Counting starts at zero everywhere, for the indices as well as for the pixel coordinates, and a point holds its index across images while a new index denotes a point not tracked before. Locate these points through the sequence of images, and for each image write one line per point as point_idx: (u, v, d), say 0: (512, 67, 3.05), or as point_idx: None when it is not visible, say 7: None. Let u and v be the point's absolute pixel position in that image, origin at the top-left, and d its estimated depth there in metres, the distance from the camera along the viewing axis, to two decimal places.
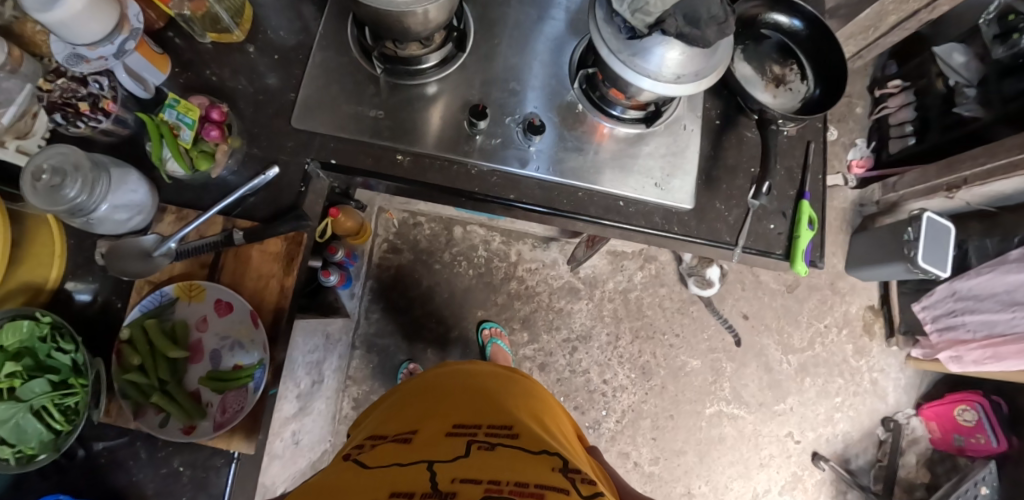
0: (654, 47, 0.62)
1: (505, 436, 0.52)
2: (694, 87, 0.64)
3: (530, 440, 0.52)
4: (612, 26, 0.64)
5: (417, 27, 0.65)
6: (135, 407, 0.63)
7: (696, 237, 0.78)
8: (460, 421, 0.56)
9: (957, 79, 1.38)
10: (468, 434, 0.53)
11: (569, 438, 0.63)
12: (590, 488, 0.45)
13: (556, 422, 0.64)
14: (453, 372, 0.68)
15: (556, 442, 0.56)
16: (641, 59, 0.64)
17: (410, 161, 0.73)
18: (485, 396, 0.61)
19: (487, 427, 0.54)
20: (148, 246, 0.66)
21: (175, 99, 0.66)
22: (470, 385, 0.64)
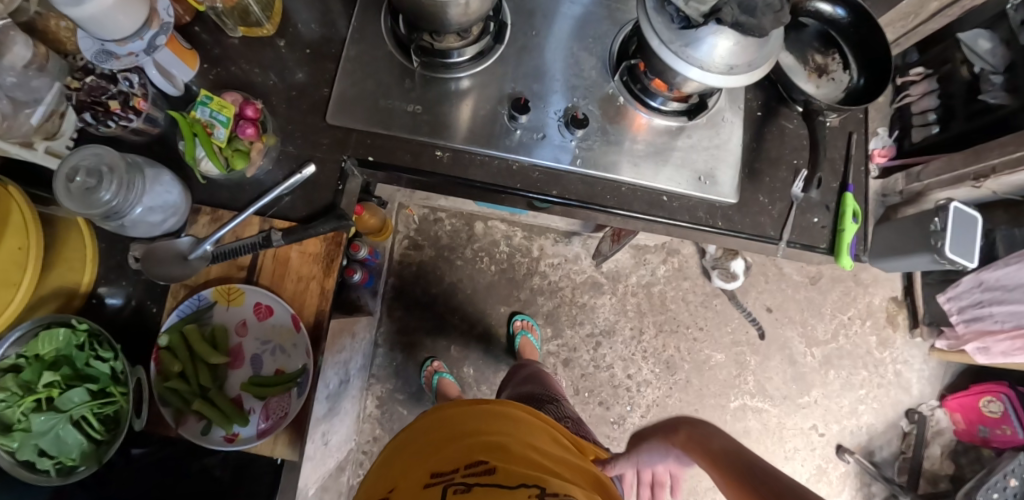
0: (708, 38, 0.60)
1: (482, 473, 0.51)
2: (746, 78, 0.62)
3: (509, 470, 0.51)
4: (664, 15, 0.62)
5: (458, 18, 0.63)
6: (177, 414, 0.63)
7: (740, 232, 0.75)
8: (437, 469, 0.55)
9: (983, 66, 1.36)
10: (445, 481, 0.52)
11: (567, 450, 0.60)
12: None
13: (556, 437, 0.62)
14: (431, 414, 0.66)
15: (547, 465, 0.54)
16: (695, 51, 0.61)
17: (449, 157, 0.70)
18: (466, 432, 0.59)
19: (463, 469, 0.53)
20: (183, 249, 0.65)
21: (208, 95, 0.64)
22: (452, 422, 0.62)
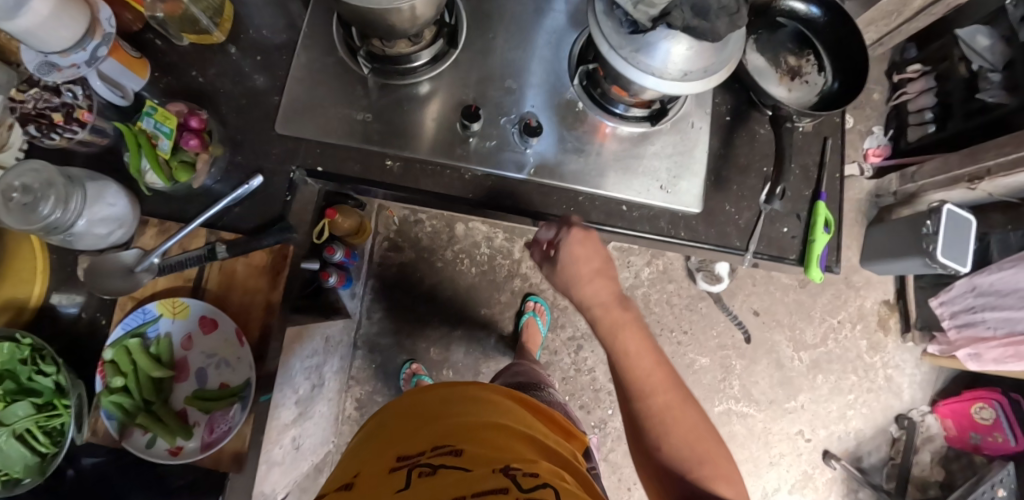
0: (658, 43, 0.57)
1: (448, 454, 0.45)
2: (702, 84, 0.59)
3: (479, 452, 0.44)
4: (613, 19, 0.60)
5: (403, 24, 0.61)
6: (122, 428, 0.62)
7: (705, 242, 0.73)
8: (402, 453, 0.48)
9: (981, 64, 1.32)
10: (411, 462, 0.45)
11: (547, 431, 0.53)
12: (533, 479, 0.39)
13: (536, 420, 0.55)
14: (399, 407, 0.59)
15: (522, 444, 0.47)
16: (647, 58, 0.59)
17: (400, 167, 0.68)
18: (436, 417, 0.53)
19: (429, 451, 0.46)
20: (129, 262, 0.64)
21: (152, 105, 0.63)
22: (420, 408, 0.56)
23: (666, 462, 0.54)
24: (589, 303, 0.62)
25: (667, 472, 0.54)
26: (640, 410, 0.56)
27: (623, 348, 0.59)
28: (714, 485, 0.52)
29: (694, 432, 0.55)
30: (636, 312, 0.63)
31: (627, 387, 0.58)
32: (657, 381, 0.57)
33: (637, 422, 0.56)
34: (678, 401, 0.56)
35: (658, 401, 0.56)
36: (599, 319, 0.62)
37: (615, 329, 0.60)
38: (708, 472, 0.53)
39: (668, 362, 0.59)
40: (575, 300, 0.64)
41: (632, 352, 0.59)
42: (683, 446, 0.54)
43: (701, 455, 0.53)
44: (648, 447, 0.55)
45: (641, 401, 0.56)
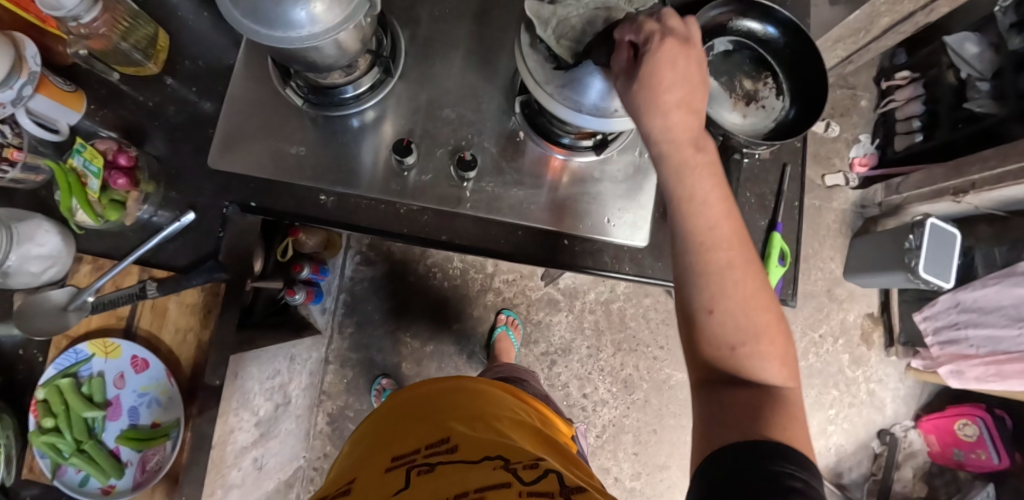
0: (586, 79, 0.54)
1: (444, 452, 0.50)
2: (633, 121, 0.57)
3: (471, 447, 0.50)
4: (538, 54, 0.56)
5: (328, 59, 0.60)
6: (55, 467, 0.62)
7: (651, 278, 0.71)
8: (398, 451, 0.53)
9: (969, 72, 1.26)
10: (407, 462, 0.50)
11: (528, 422, 0.60)
12: (533, 472, 0.45)
13: (519, 411, 0.62)
14: (386, 408, 0.65)
15: (509, 435, 0.54)
16: (575, 94, 0.55)
17: (334, 202, 0.69)
18: (429, 412, 0.59)
19: (425, 449, 0.52)
20: (59, 301, 0.63)
21: (81, 143, 0.62)
22: (410, 407, 0.62)
23: (716, 332, 0.48)
24: (659, 138, 0.51)
25: (711, 347, 0.48)
26: (694, 266, 0.49)
27: (690, 197, 0.50)
28: (763, 363, 0.47)
29: (754, 298, 0.48)
30: (712, 154, 0.52)
31: (689, 239, 0.50)
32: (724, 237, 0.49)
33: (693, 275, 0.49)
34: (745, 261, 0.49)
35: (723, 256, 0.49)
36: (665, 157, 0.51)
37: (686, 171, 0.50)
38: (760, 348, 0.47)
39: (738, 216, 0.51)
40: (640, 129, 0.51)
41: (700, 202, 0.50)
42: (739, 314, 0.47)
43: (756, 327, 0.48)
44: (699, 308, 0.48)
45: (701, 255, 0.49)
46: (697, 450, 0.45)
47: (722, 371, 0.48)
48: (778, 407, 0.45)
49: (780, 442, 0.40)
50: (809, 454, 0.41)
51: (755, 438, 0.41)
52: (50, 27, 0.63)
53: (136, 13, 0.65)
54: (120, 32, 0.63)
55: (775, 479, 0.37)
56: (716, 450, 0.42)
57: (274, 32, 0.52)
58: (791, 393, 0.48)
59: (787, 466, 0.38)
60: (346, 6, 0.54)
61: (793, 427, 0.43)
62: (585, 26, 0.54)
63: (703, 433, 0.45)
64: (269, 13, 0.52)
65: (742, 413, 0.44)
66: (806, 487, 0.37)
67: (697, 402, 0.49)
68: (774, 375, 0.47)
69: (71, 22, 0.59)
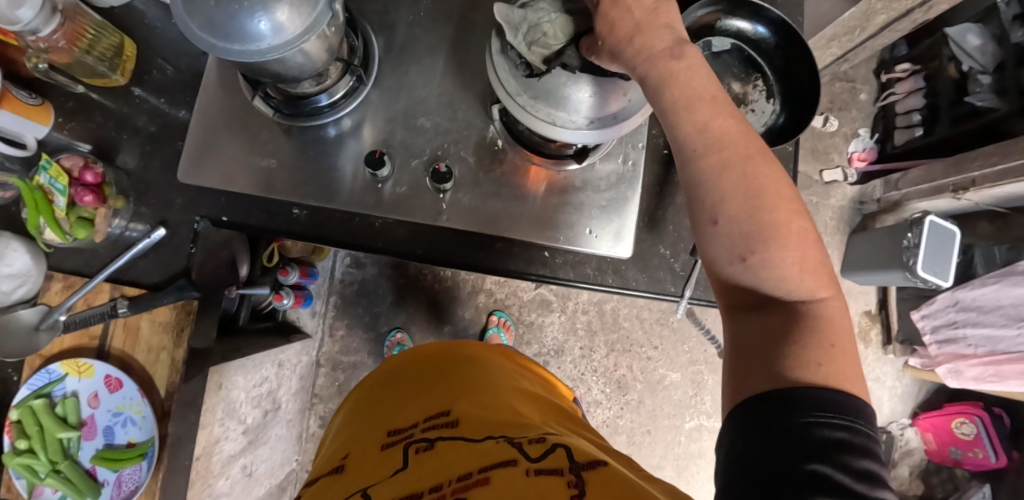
0: (558, 89, 0.52)
1: (443, 426, 0.48)
2: (607, 133, 0.55)
3: (470, 421, 0.47)
4: (508, 61, 0.54)
5: (294, 70, 0.58)
6: (31, 487, 0.61)
7: (636, 290, 0.70)
8: (393, 428, 0.51)
9: (971, 65, 1.23)
10: (404, 438, 0.48)
11: (529, 389, 0.58)
12: (539, 446, 0.42)
13: (519, 379, 0.59)
14: (382, 373, 0.64)
15: (510, 405, 0.52)
16: (547, 105, 0.54)
17: (307, 216, 0.69)
18: (432, 381, 0.57)
19: (422, 423, 0.49)
20: (31, 320, 0.62)
21: (46, 159, 0.62)
22: (405, 378, 0.60)
23: (722, 242, 0.43)
24: (633, 65, 0.44)
25: (724, 266, 0.44)
26: (695, 175, 0.44)
27: (675, 101, 0.44)
28: (783, 276, 0.42)
29: (764, 202, 0.42)
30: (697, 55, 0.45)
31: (681, 147, 0.45)
32: (719, 139, 0.43)
33: (698, 180, 0.44)
34: (748, 159, 0.43)
35: (717, 159, 0.43)
36: (645, 80, 0.45)
37: (668, 80, 0.44)
38: (778, 257, 0.42)
39: (732, 107, 0.45)
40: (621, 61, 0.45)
41: (688, 105, 0.44)
42: (745, 222, 0.42)
43: (769, 234, 0.42)
44: (702, 219, 0.43)
45: (696, 163, 0.44)
46: (726, 396, 0.42)
47: (744, 291, 0.44)
48: (810, 332, 0.41)
49: (809, 386, 0.38)
50: (846, 386, 0.39)
51: (782, 387, 0.38)
52: (7, 39, 0.61)
53: (99, 22, 0.63)
54: (83, 46, 0.62)
55: (808, 434, 0.36)
56: (743, 405, 0.39)
57: (231, 46, 0.50)
58: (825, 301, 0.43)
59: (822, 415, 0.36)
60: (308, 16, 0.52)
61: (825, 358, 0.39)
62: (558, 32, 0.48)
63: (731, 372, 0.43)
64: (226, 27, 0.50)
65: (769, 349, 0.41)
66: (847, 436, 0.36)
67: (727, 326, 0.46)
68: (802, 289, 0.43)
69: (29, 37, 0.58)
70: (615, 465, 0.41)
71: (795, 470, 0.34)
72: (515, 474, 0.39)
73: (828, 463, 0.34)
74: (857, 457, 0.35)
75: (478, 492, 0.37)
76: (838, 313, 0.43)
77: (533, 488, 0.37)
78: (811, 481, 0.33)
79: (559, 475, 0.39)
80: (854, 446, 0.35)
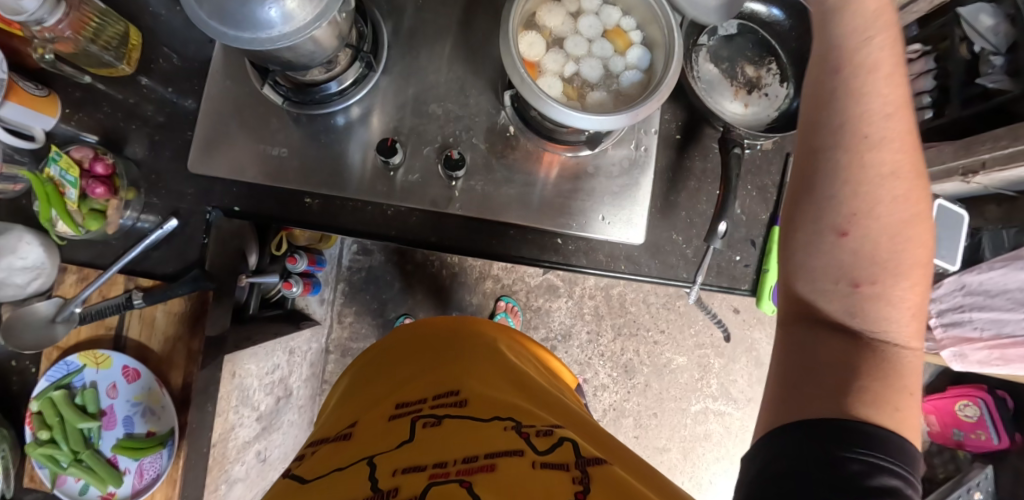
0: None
1: (452, 405, 0.47)
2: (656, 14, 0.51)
3: (480, 404, 0.47)
4: None
5: (303, 57, 0.57)
6: (55, 476, 0.63)
7: (646, 276, 0.70)
8: (402, 400, 0.50)
9: (983, 45, 1.20)
10: (412, 412, 0.47)
11: (540, 378, 0.57)
12: (546, 440, 0.41)
13: (531, 368, 0.59)
14: (388, 348, 0.63)
15: (524, 393, 0.51)
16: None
17: (320, 204, 0.68)
18: (446, 360, 0.56)
19: (432, 400, 0.48)
20: (47, 313, 0.62)
21: (56, 151, 0.62)
22: (415, 354, 0.59)
23: (850, 256, 0.45)
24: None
25: (829, 286, 0.45)
26: (847, 158, 0.45)
27: (867, 63, 0.46)
28: (895, 313, 0.44)
29: (903, 230, 0.45)
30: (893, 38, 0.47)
31: (850, 122, 0.46)
32: (887, 138, 0.45)
33: (842, 174, 0.45)
34: (910, 171, 0.45)
35: (890, 160, 0.45)
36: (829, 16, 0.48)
37: (854, 38, 0.47)
38: (895, 294, 0.45)
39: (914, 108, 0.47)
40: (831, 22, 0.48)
41: (879, 69, 0.46)
42: (879, 242, 0.45)
43: (893, 272, 0.45)
44: (832, 228, 0.45)
45: (852, 152, 0.45)
46: (771, 406, 0.44)
47: (829, 317, 0.45)
48: (891, 377, 0.42)
49: (871, 423, 0.40)
50: (908, 435, 0.41)
51: (846, 418, 0.40)
52: (13, 30, 0.60)
53: (105, 10, 0.63)
54: (88, 34, 0.61)
55: (868, 479, 0.38)
56: (799, 423, 0.40)
57: (242, 34, 0.49)
58: (915, 353, 0.44)
59: (879, 457, 0.39)
60: (318, 3, 0.50)
61: (903, 407, 0.42)
62: None
63: (783, 380, 0.44)
64: (236, 14, 0.49)
65: (836, 376, 0.42)
66: (900, 485, 0.38)
67: (783, 336, 0.48)
68: (902, 334, 0.44)
69: (35, 26, 0.57)
70: (618, 466, 0.40)
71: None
72: (520, 463, 0.38)
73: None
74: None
75: (483, 477, 0.37)
76: (917, 369, 0.44)
77: (542, 481, 0.36)
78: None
79: (566, 469, 0.38)
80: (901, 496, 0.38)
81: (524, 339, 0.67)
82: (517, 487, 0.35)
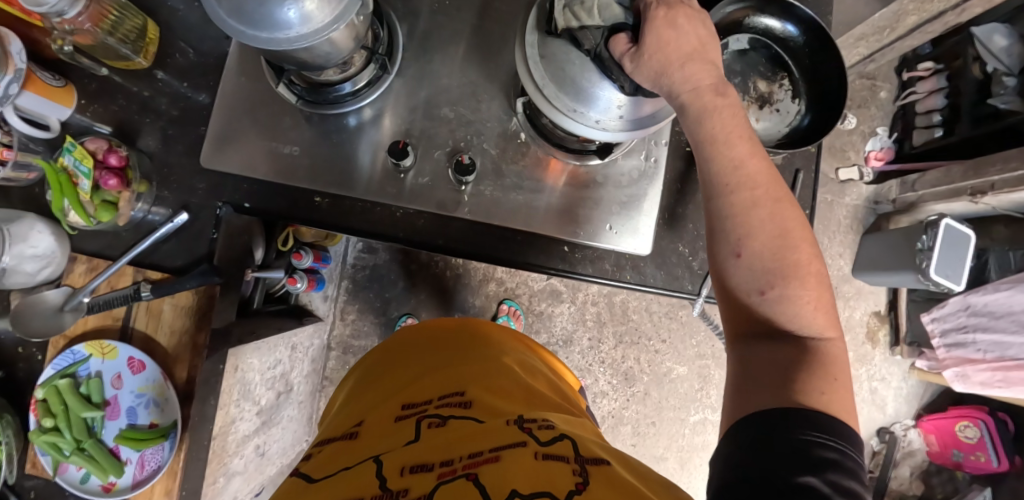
0: (581, 73, 0.51)
1: (458, 406, 0.47)
2: (615, 130, 0.54)
3: (485, 404, 0.47)
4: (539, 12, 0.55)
5: (319, 59, 0.57)
6: (56, 464, 0.63)
7: (651, 286, 0.70)
8: (407, 401, 0.50)
9: (996, 66, 1.19)
10: (418, 412, 0.47)
11: (542, 379, 0.58)
12: (548, 433, 0.42)
13: (532, 368, 0.59)
14: (392, 350, 0.63)
15: (526, 392, 0.51)
16: (558, 86, 0.52)
17: (329, 203, 0.69)
18: (450, 362, 0.56)
19: (437, 400, 0.49)
20: (55, 302, 0.63)
21: (71, 141, 0.62)
22: (417, 356, 0.60)
23: (745, 273, 0.48)
24: (678, 90, 0.51)
25: (741, 296, 0.49)
26: (723, 208, 0.50)
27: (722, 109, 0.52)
28: (800, 310, 0.47)
29: (785, 241, 0.48)
30: (734, 99, 0.53)
31: (715, 180, 0.51)
32: (750, 176, 0.50)
33: (723, 216, 0.50)
34: (774, 200, 0.49)
35: (748, 196, 0.50)
36: (686, 107, 0.52)
37: (709, 112, 0.51)
38: (794, 292, 0.47)
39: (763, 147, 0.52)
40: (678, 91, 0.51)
41: (740, 132, 0.52)
42: (767, 257, 0.48)
43: (789, 271, 0.47)
44: (727, 253, 0.49)
45: (727, 196, 0.50)
46: (731, 407, 0.44)
47: (756, 320, 0.48)
48: (814, 365, 0.44)
49: (814, 408, 0.40)
50: (846, 418, 0.41)
51: (786, 404, 0.41)
52: (32, 21, 0.62)
53: (123, 4, 0.63)
54: (106, 27, 0.61)
55: (808, 452, 0.37)
56: (748, 415, 0.41)
57: (260, 33, 0.50)
58: (831, 341, 0.47)
59: (812, 433, 0.38)
60: (337, 5, 0.51)
61: (829, 389, 0.42)
62: (594, 10, 0.49)
63: (736, 383, 0.46)
64: (255, 14, 0.49)
65: (775, 375, 0.44)
66: (840, 458, 0.38)
67: (733, 354, 0.49)
68: (816, 326, 0.47)
69: (55, 18, 0.58)
70: (616, 463, 0.40)
71: (790, 480, 0.36)
72: (523, 453, 0.38)
73: (820, 477, 0.36)
74: (848, 479, 0.36)
75: (488, 469, 0.37)
76: (844, 355, 0.47)
77: (543, 471, 0.36)
78: (804, 491, 0.35)
79: (566, 461, 0.38)
80: (845, 468, 0.37)
81: (530, 342, 0.68)
82: (522, 476, 0.35)
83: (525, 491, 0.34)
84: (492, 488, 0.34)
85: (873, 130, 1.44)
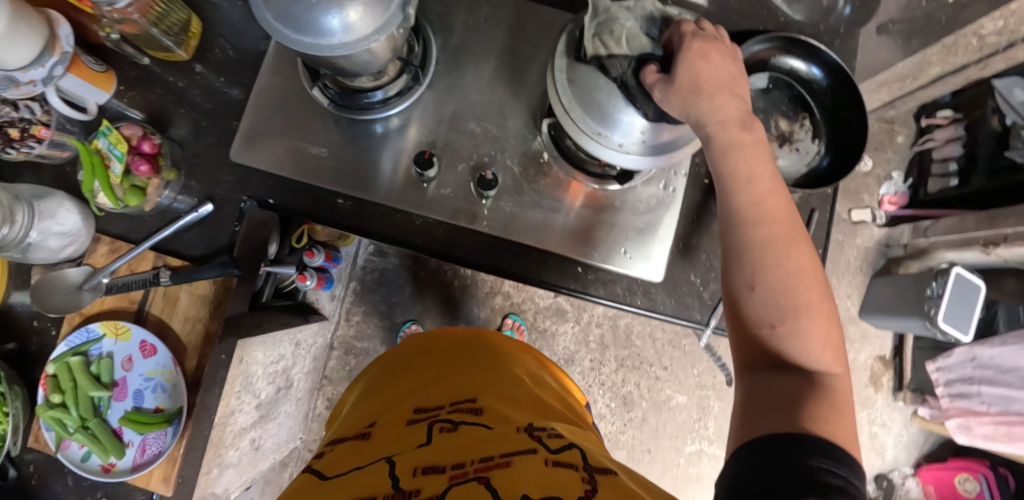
0: (608, 99, 0.53)
1: (469, 412, 0.48)
2: (637, 154, 0.56)
3: (496, 411, 0.47)
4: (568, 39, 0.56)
5: (356, 66, 0.59)
6: (59, 440, 0.63)
7: (661, 314, 0.70)
8: (419, 406, 0.51)
9: (1015, 119, 1.20)
10: (430, 417, 0.48)
11: (551, 391, 0.58)
12: (558, 442, 0.42)
13: (542, 381, 0.59)
14: (405, 355, 0.64)
15: (536, 402, 0.52)
16: (584, 109, 0.54)
17: (351, 206, 0.70)
18: (461, 370, 0.57)
19: (448, 406, 0.49)
20: (76, 280, 0.65)
21: (107, 126, 0.65)
22: (429, 363, 0.60)
23: (758, 307, 0.49)
24: (706, 120, 0.52)
25: (752, 328, 0.49)
26: (740, 241, 0.51)
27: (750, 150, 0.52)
28: (811, 347, 0.47)
29: (799, 278, 0.49)
30: (759, 134, 0.53)
31: (735, 214, 0.52)
32: (768, 215, 0.51)
33: (739, 253, 0.51)
34: (791, 239, 0.50)
35: (765, 233, 0.50)
36: (711, 139, 0.52)
37: (732, 148, 0.52)
38: (806, 327, 0.48)
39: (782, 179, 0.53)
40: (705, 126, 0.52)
41: (761, 172, 0.52)
42: (781, 292, 0.48)
43: (798, 307, 0.48)
44: (741, 286, 0.50)
45: (744, 231, 0.51)
46: (737, 435, 0.44)
47: (767, 353, 0.49)
48: (822, 398, 0.44)
49: (820, 437, 0.40)
50: (850, 448, 0.41)
51: (793, 431, 0.41)
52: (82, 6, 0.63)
53: None
54: (152, 18, 0.63)
55: (815, 478, 0.37)
56: (757, 440, 0.41)
57: (304, 38, 0.52)
58: (838, 377, 0.47)
59: (816, 459, 0.38)
60: (380, 17, 0.53)
61: (835, 419, 0.42)
62: (622, 39, 0.51)
63: (744, 411, 0.46)
64: (301, 20, 0.51)
65: (784, 405, 0.44)
66: (846, 485, 0.37)
67: (743, 383, 0.49)
68: (824, 361, 0.47)
69: (106, 7, 0.59)
70: (625, 477, 0.40)
71: None
72: (533, 460, 0.39)
73: None
74: None
75: (499, 473, 0.37)
76: (850, 391, 0.47)
77: (553, 477, 0.37)
78: None
79: (575, 470, 0.38)
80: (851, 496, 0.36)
81: (541, 356, 0.68)
82: (532, 481, 0.36)
83: (535, 494, 0.34)
84: (503, 491, 0.35)
85: (888, 174, 1.44)
